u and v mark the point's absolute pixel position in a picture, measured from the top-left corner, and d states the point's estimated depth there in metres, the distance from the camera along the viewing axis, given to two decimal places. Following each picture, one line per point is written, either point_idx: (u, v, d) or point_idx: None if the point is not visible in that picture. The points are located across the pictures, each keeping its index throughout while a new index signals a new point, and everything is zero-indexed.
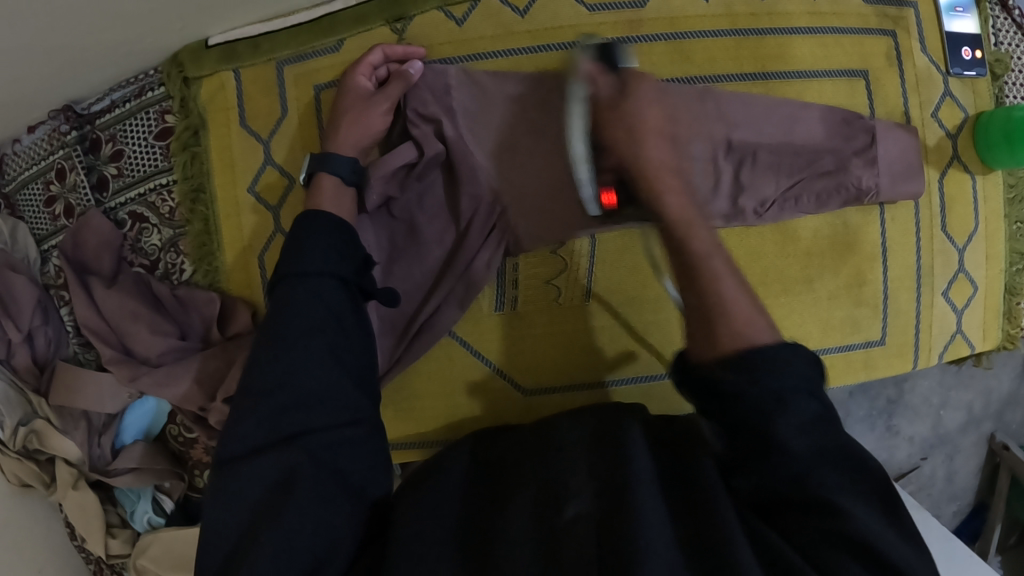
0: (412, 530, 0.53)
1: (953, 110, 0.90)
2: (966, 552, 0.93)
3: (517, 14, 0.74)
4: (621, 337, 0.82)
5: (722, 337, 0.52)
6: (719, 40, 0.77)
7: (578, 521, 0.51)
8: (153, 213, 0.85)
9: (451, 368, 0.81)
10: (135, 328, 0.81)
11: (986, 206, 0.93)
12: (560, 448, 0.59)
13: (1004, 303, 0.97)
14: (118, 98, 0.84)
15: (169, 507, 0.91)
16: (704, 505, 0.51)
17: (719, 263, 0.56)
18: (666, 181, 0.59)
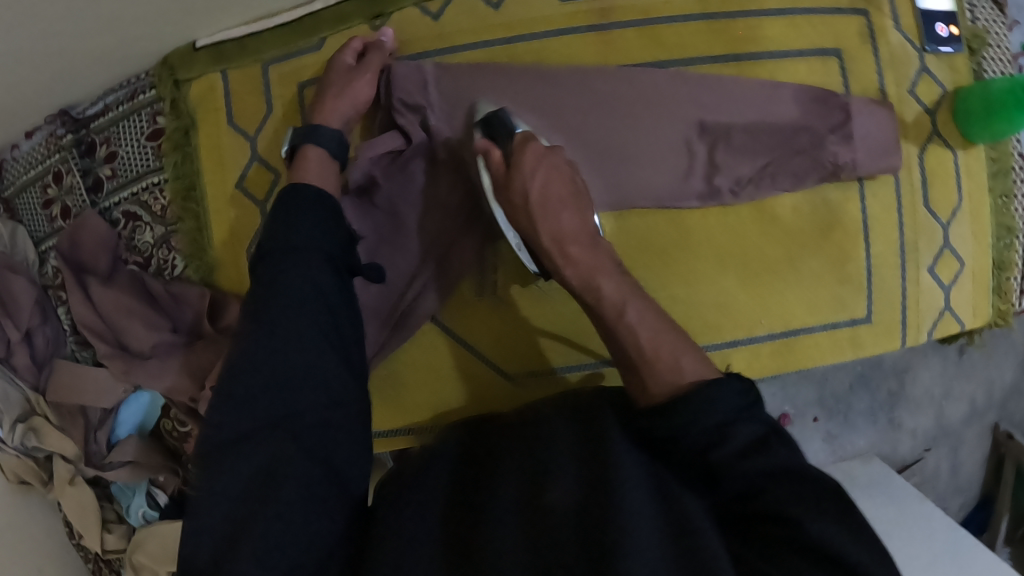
0: (398, 523, 0.52)
1: (931, 86, 0.91)
2: (972, 541, 0.95)
3: (490, 7, 0.75)
4: None
5: (648, 382, 0.61)
6: (692, 24, 0.78)
7: (559, 503, 0.49)
8: (146, 212, 0.87)
9: (441, 354, 0.82)
10: (129, 322, 0.83)
11: (969, 181, 0.94)
12: (542, 430, 0.58)
13: (993, 279, 0.98)
14: (111, 102, 0.87)
15: (164, 501, 0.92)
16: (678, 505, 0.51)
17: (632, 316, 0.65)
18: (573, 249, 0.68)
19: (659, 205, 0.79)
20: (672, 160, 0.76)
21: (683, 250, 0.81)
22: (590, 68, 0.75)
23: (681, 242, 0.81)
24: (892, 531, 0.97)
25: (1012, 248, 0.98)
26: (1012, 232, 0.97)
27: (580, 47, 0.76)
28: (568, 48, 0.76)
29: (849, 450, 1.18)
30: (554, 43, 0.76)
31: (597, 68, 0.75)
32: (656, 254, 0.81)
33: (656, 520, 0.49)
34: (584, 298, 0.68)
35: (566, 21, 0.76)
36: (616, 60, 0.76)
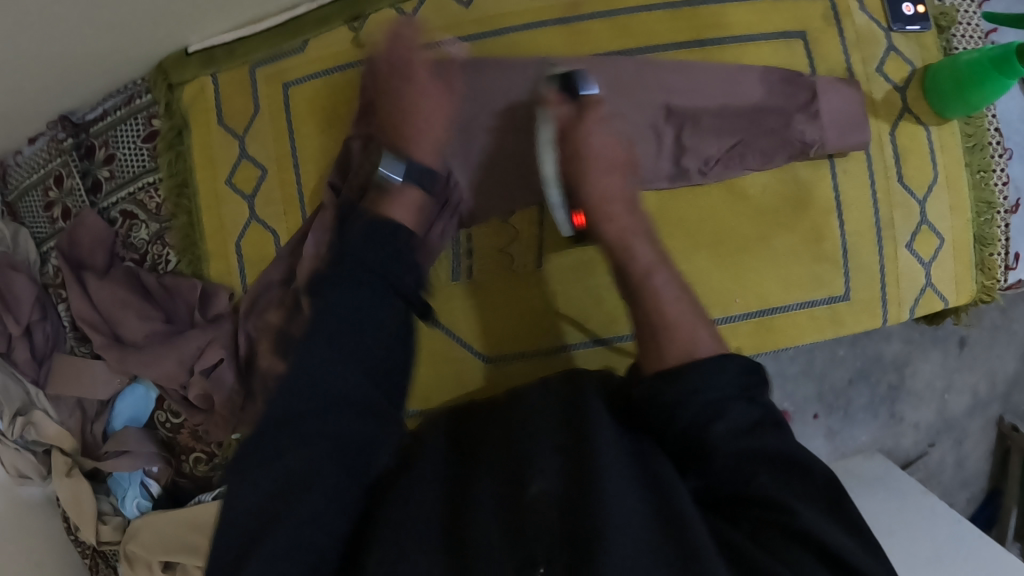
0: (395, 506, 0.52)
1: (899, 64, 0.94)
2: (975, 533, 0.92)
3: (462, 4, 0.79)
4: (576, 300, 0.86)
5: (669, 340, 0.62)
6: (656, 13, 0.81)
7: (542, 497, 0.49)
8: (141, 210, 0.91)
9: (449, 333, 0.86)
10: (125, 314, 0.87)
11: (944, 157, 0.97)
12: (530, 423, 0.56)
13: (975, 254, 1.00)
14: (109, 107, 0.92)
15: (157, 490, 0.94)
16: (667, 493, 0.51)
17: (658, 280, 0.67)
18: (616, 206, 0.70)
19: None
20: (642, 143, 0.79)
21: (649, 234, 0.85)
22: (558, 59, 0.79)
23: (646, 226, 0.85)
24: (901, 526, 0.94)
25: (993, 224, 1.01)
26: (991, 207, 1.00)
27: (547, 39, 0.80)
28: (537, 41, 0.79)
29: (851, 446, 1.22)
30: (524, 37, 0.79)
31: (566, 58, 0.79)
32: None
33: (642, 506, 0.49)
34: (615, 255, 0.70)
35: (535, 14, 0.79)
36: (583, 49, 0.80)
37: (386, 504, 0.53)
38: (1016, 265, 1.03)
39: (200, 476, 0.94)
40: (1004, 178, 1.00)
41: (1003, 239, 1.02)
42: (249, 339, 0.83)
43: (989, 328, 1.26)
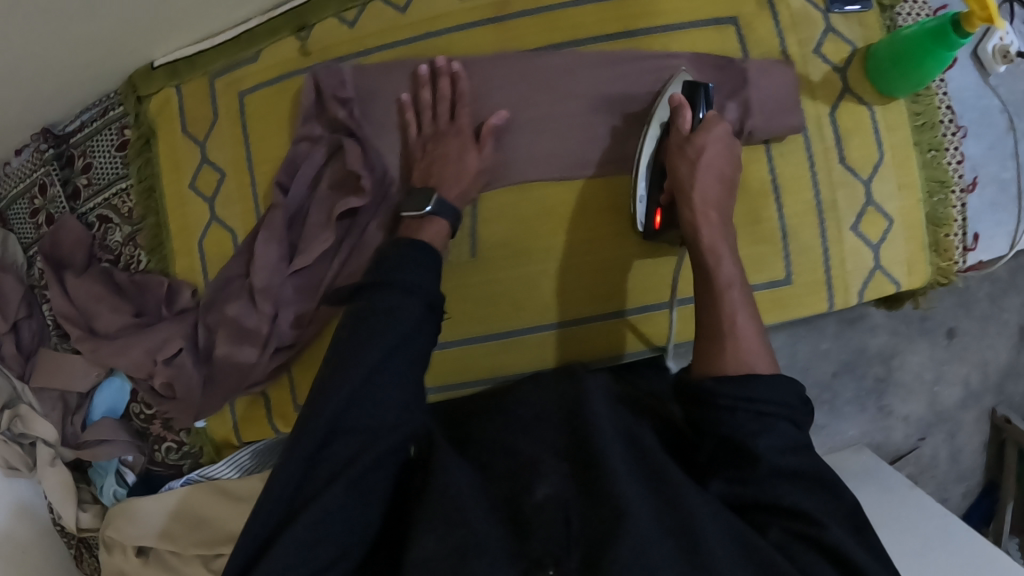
0: (442, 491, 0.61)
1: (839, 45, 0.95)
2: (965, 531, 0.91)
3: (399, 11, 0.84)
4: (539, 286, 0.82)
5: (728, 351, 0.68)
6: (586, 5, 0.82)
7: (548, 499, 0.61)
8: (115, 214, 0.98)
9: (498, 296, 0.82)
10: (99, 309, 0.93)
11: (890, 136, 0.96)
12: (533, 434, 0.69)
13: (928, 236, 1.00)
14: (87, 119, 0.99)
15: (132, 479, 1.00)
16: (677, 497, 0.60)
17: (736, 295, 0.71)
18: (705, 214, 0.73)
19: (560, 176, 0.81)
20: (574, 133, 0.80)
21: (604, 217, 0.82)
22: (488, 57, 0.81)
23: (602, 210, 0.82)
24: (885, 516, 0.97)
25: (948, 204, 1.03)
26: (944, 186, 1.02)
27: (478, 38, 0.82)
28: (469, 41, 0.82)
29: (839, 441, 1.23)
30: (456, 37, 0.82)
31: (495, 56, 0.81)
32: (565, 222, 0.81)
33: (657, 517, 0.58)
34: (701, 262, 0.73)
35: (467, 14, 0.82)
36: (513, 45, 0.82)
37: (424, 499, 0.63)
38: (975, 246, 1.07)
39: (171, 464, 0.98)
40: (958, 156, 1.05)
41: (961, 219, 1.05)
42: (207, 331, 0.87)
43: (979, 318, 1.25)
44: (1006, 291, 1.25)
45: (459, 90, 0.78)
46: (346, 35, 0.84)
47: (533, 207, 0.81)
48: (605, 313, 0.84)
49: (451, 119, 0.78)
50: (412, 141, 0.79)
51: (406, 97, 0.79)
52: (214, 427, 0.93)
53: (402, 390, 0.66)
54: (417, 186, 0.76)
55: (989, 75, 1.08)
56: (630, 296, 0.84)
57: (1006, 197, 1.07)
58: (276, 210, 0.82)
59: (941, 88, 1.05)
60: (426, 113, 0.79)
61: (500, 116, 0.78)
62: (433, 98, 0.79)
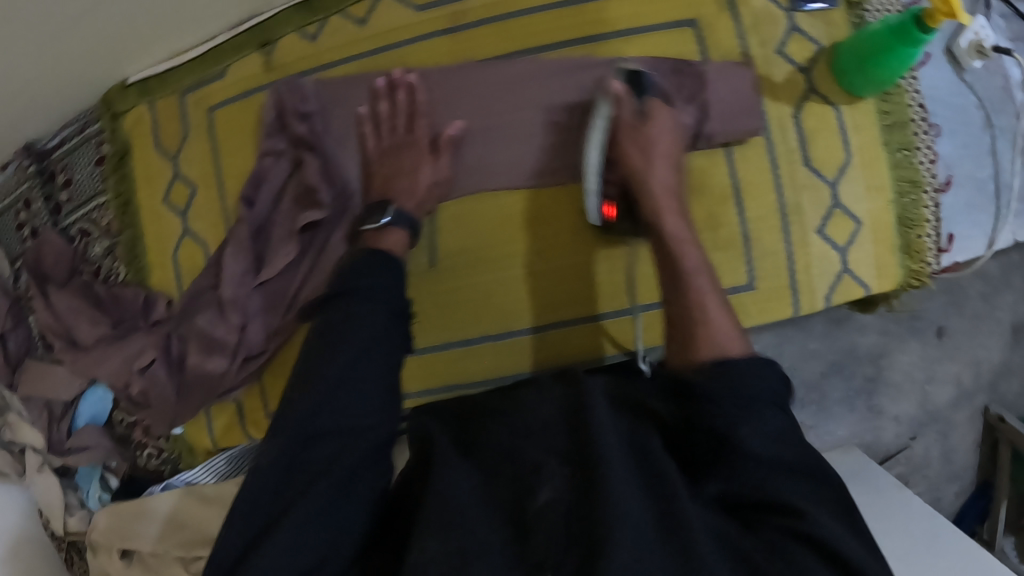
0: (437, 499, 0.62)
1: (803, 44, 0.93)
2: (953, 530, 0.91)
3: (358, 24, 0.85)
4: (501, 293, 0.83)
5: (700, 337, 0.69)
6: (539, 14, 0.83)
7: (550, 504, 0.58)
8: (95, 228, 1.01)
9: (461, 303, 0.83)
10: (80, 320, 0.96)
11: (857, 136, 0.94)
12: (533, 436, 0.67)
13: (900, 238, 0.97)
14: (67, 135, 1.02)
15: (115, 484, 1.04)
16: (674, 496, 0.59)
17: (703, 281, 0.73)
18: (666, 204, 0.75)
19: (513, 184, 0.82)
20: (530, 140, 0.81)
21: (567, 224, 0.82)
22: (444, 68, 0.82)
23: (564, 218, 0.82)
24: (874, 521, 0.95)
25: (920, 204, 0.97)
26: (916, 186, 0.97)
27: (435, 49, 0.83)
28: (426, 53, 0.84)
29: (829, 441, 1.21)
30: (413, 49, 0.84)
31: (451, 67, 0.82)
32: (526, 230, 0.82)
33: (650, 515, 0.57)
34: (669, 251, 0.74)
35: (423, 27, 0.84)
36: (469, 55, 0.83)
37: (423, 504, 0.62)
38: (949, 247, 1.01)
39: (153, 469, 1.02)
40: (930, 156, 0.98)
41: (933, 220, 0.98)
42: (180, 341, 0.90)
43: (971, 318, 1.23)
44: (998, 290, 1.24)
45: (417, 101, 0.80)
46: (308, 49, 0.86)
47: (491, 217, 0.82)
48: (575, 317, 0.84)
49: (407, 131, 0.80)
50: (370, 152, 0.80)
51: (364, 110, 0.80)
52: (191, 433, 0.96)
53: (379, 393, 0.68)
54: (376, 198, 0.77)
55: (964, 71, 1.03)
56: (603, 303, 0.84)
57: (981, 196, 1.02)
58: (241, 225, 0.85)
59: (912, 85, 0.99)
60: (384, 124, 0.80)
61: (456, 127, 0.79)
62: (391, 109, 0.80)
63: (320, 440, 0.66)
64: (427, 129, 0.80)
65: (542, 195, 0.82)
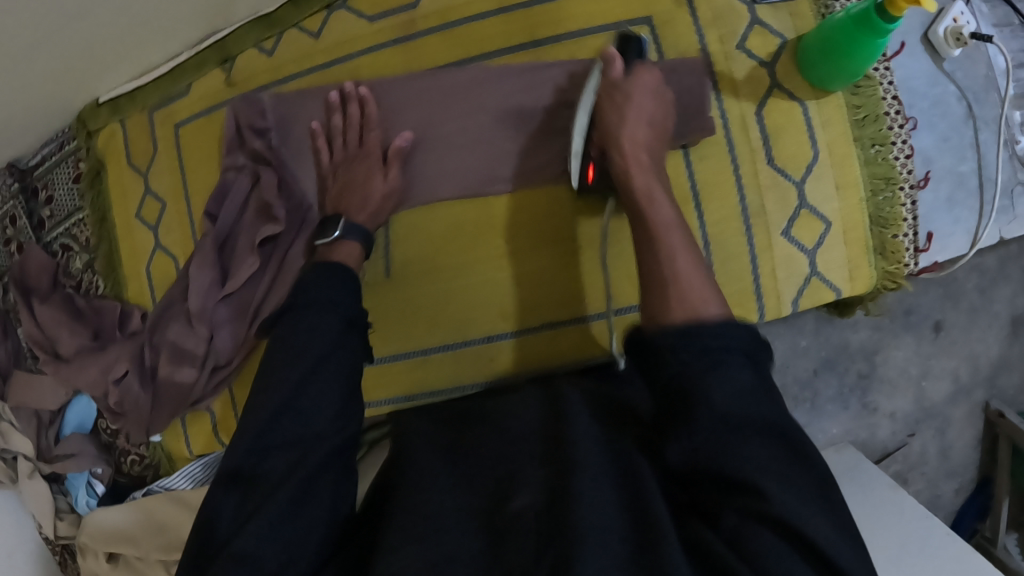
0: (416, 503, 0.62)
1: (765, 38, 0.88)
2: (946, 531, 0.91)
3: (313, 37, 0.87)
4: (457, 301, 0.84)
5: (670, 295, 0.62)
6: (488, 20, 0.83)
7: (525, 510, 0.59)
8: (75, 242, 1.04)
9: (416, 311, 0.85)
10: (59, 333, 0.99)
11: (826, 132, 0.89)
12: (514, 442, 0.67)
13: (874, 238, 0.93)
14: (46, 153, 1.05)
15: (100, 489, 1.07)
16: (645, 497, 0.57)
17: (676, 237, 0.66)
18: (638, 160, 0.71)
19: (467, 194, 0.83)
20: (483, 148, 0.82)
21: (528, 231, 0.83)
22: (396, 78, 0.83)
23: (528, 228, 0.83)
24: (866, 518, 0.96)
25: (896, 202, 0.93)
26: (891, 183, 0.92)
27: (387, 59, 0.84)
28: (378, 63, 0.85)
29: (822, 439, 1.19)
30: (366, 60, 0.85)
31: (403, 77, 0.83)
32: (486, 239, 0.83)
33: (622, 518, 0.56)
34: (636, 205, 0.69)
35: (374, 38, 0.85)
36: (418, 65, 0.84)
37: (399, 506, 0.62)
38: (929, 246, 0.95)
39: (136, 475, 1.05)
40: (905, 150, 0.93)
41: (910, 219, 0.93)
42: (152, 352, 0.93)
43: (967, 311, 1.19)
44: (996, 282, 1.19)
45: (368, 113, 0.81)
46: (266, 63, 0.88)
47: (447, 226, 0.83)
48: (535, 325, 0.84)
49: (360, 143, 0.81)
50: (325, 166, 0.82)
51: (317, 125, 0.83)
52: (169, 440, 0.99)
53: (332, 399, 0.67)
54: (329, 212, 0.79)
55: (943, 60, 0.95)
56: (578, 307, 0.84)
57: (962, 191, 0.96)
58: (207, 238, 0.87)
59: (884, 77, 0.92)
60: (338, 138, 0.82)
61: (405, 137, 0.80)
62: (344, 123, 0.82)
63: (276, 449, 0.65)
64: (379, 140, 0.81)
65: (499, 202, 0.83)
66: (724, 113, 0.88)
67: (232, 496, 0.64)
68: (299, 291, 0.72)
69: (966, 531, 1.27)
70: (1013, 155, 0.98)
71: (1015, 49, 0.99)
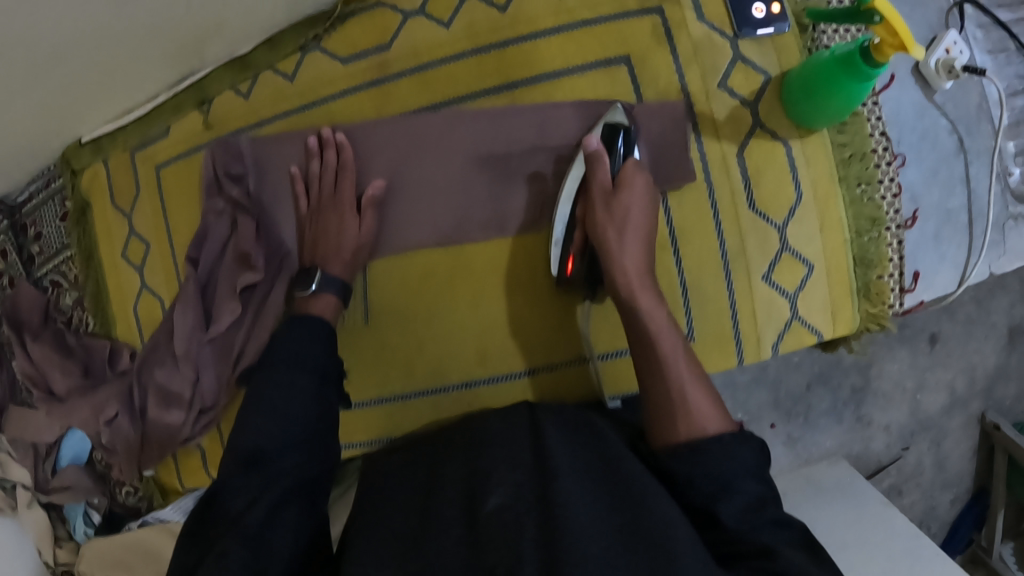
0: (396, 523, 0.63)
1: (748, 75, 0.88)
2: (935, 551, 0.90)
3: (288, 79, 0.86)
4: (436, 348, 0.85)
5: (680, 422, 0.65)
6: (462, 61, 0.83)
7: (499, 509, 0.58)
8: (65, 279, 1.05)
9: (392, 357, 0.85)
10: (52, 371, 1.01)
11: (809, 172, 0.90)
12: (489, 446, 0.68)
13: (857, 279, 0.93)
14: (33, 190, 1.06)
15: (98, 519, 1.09)
16: (642, 506, 0.59)
17: (682, 362, 0.69)
18: (639, 282, 0.73)
19: (446, 242, 0.83)
20: (460, 194, 0.82)
21: (512, 276, 0.83)
22: (372, 122, 0.83)
23: (512, 272, 0.83)
24: (858, 536, 0.95)
25: (882, 242, 0.94)
26: (877, 224, 0.93)
27: (361, 102, 0.84)
28: (352, 106, 0.84)
29: (815, 452, 1.18)
30: (340, 104, 0.84)
31: (378, 121, 0.83)
32: (465, 284, 0.83)
33: (606, 523, 0.57)
34: (641, 331, 0.71)
35: (348, 80, 0.84)
36: (391, 110, 0.84)
37: (374, 531, 0.64)
38: (914, 286, 0.96)
39: (131, 505, 1.08)
40: (892, 189, 0.93)
41: (896, 258, 0.94)
42: (141, 392, 0.94)
43: (964, 322, 1.20)
44: (993, 292, 1.20)
45: (344, 160, 0.81)
46: (242, 105, 0.87)
47: (426, 271, 0.83)
48: (518, 369, 0.85)
49: (336, 193, 0.81)
50: (303, 214, 0.82)
51: (296, 170, 0.83)
52: (161, 473, 1.01)
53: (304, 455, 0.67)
54: (306, 262, 0.80)
55: (934, 92, 0.96)
56: (560, 355, 0.85)
57: (949, 227, 0.96)
58: (189, 282, 0.87)
59: (872, 112, 0.93)
60: (314, 184, 0.82)
61: (376, 187, 0.80)
62: (321, 169, 0.82)
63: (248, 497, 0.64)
64: (354, 188, 0.81)
65: (474, 249, 0.83)
66: (705, 154, 0.87)
67: (203, 534, 0.64)
68: (274, 344, 0.73)
69: (960, 541, 1.26)
70: (1006, 188, 0.99)
71: (1011, 75, 1.00)
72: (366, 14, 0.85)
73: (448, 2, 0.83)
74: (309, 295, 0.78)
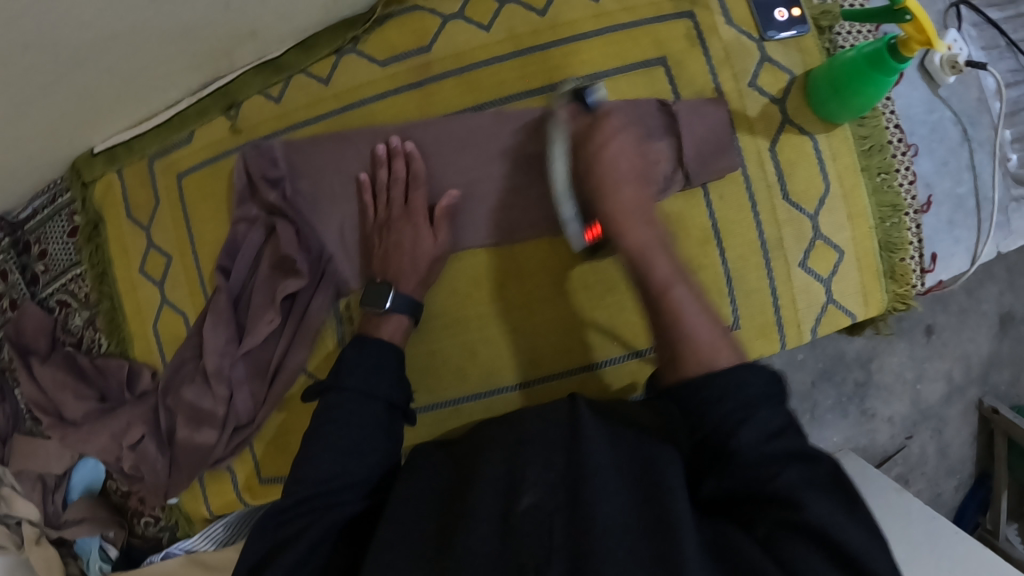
0: (405, 529, 0.59)
1: (776, 74, 0.90)
2: (950, 530, 0.90)
3: (322, 82, 0.84)
4: (484, 353, 0.84)
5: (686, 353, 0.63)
6: (505, 63, 0.83)
7: (531, 510, 0.55)
8: (73, 298, 0.99)
9: (443, 362, 0.84)
10: (62, 396, 0.93)
11: (836, 164, 0.92)
12: (522, 443, 0.64)
13: (884, 262, 0.96)
14: (38, 206, 1.00)
15: (114, 553, 1.02)
16: (666, 496, 0.55)
17: (678, 293, 0.67)
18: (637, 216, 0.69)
19: (489, 244, 0.82)
20: (507, 194, 0.81)
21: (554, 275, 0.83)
22: (412, 125, 0.82)
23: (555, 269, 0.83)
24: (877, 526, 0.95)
25: (903, 227, 0.96)
26: (898, 210, 0.95)
27: (403, 105, 0.83)
28: (392, 109, 0.83)
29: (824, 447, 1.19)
30: (379, 106, 0.83)
31: (418, 125, 0.82)
32: (507, 285, 0.83)
33: (632, 516, 0.55)
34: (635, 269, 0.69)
35: (386, 82, 0.83)
36: (433, 113, 0.83)
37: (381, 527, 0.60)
38: (933, 266, 0.99)
39: (151, 536, 1.02)
40: (909, 177, 0.96)
41: (915, 242, 0.97)
42: (167, 414, 0.89)
43: (957, 312, 1.24)
44: (983, 282, 1.24)
45: (414, 170, 0.79)
46: (273, 110, 0.85)
47: (472, 277, 0.83)
48: (569, 366, 0.84)
49: (405, 206, 0.79)
50: (369, 224, 0.81)
51: (365, 177, 0.81)
52: (186, 501, 0.94)
53: (364, 464, 0.64)
54: (376, 279, 0.77)
55: (938, 86, 0.99)
56: (606, 352, 0.84)
57: (960, 212, 0.99)
58: (220, 294, 0.84)
59: (887, 107, 0.96)
60: (383, 195, 0.80)
61: (452, 197, 0.79)
62: (389, 178, 0.80)
63: (301, 518, 0.61)
64: (424, 199, 0.80)
65: (524, 250, 0.83)
66: (740, 149, 0.89)
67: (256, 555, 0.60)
68: (338, 369, 0.69)
69: (969, 524, 1.25)
70: (1006, 173, 1.03)
71: (1003, 70, 1.05)
72: (403, 17, 0.84)
73: (487, 6, 0.83)
74: (378, 315, 0.76)
